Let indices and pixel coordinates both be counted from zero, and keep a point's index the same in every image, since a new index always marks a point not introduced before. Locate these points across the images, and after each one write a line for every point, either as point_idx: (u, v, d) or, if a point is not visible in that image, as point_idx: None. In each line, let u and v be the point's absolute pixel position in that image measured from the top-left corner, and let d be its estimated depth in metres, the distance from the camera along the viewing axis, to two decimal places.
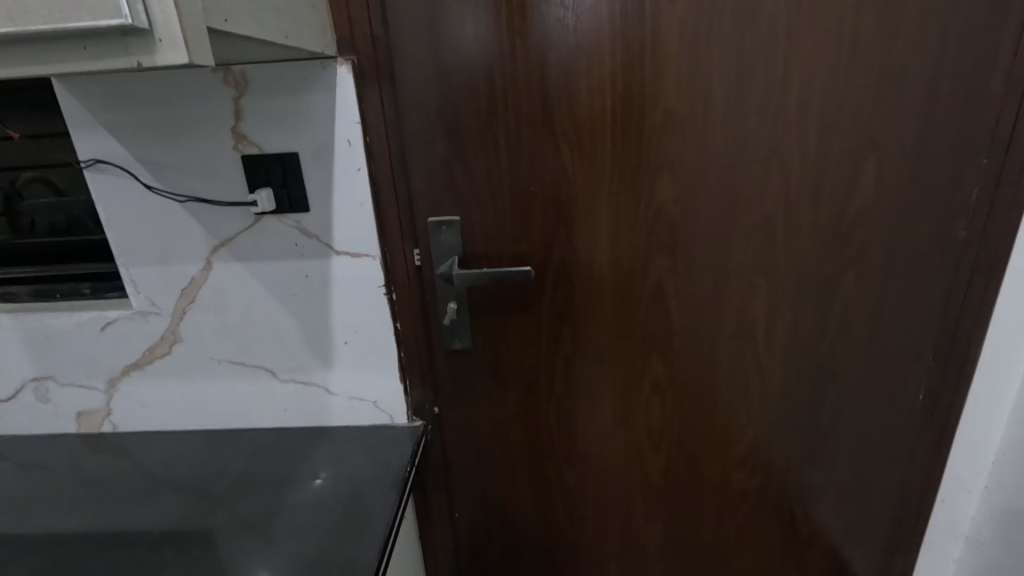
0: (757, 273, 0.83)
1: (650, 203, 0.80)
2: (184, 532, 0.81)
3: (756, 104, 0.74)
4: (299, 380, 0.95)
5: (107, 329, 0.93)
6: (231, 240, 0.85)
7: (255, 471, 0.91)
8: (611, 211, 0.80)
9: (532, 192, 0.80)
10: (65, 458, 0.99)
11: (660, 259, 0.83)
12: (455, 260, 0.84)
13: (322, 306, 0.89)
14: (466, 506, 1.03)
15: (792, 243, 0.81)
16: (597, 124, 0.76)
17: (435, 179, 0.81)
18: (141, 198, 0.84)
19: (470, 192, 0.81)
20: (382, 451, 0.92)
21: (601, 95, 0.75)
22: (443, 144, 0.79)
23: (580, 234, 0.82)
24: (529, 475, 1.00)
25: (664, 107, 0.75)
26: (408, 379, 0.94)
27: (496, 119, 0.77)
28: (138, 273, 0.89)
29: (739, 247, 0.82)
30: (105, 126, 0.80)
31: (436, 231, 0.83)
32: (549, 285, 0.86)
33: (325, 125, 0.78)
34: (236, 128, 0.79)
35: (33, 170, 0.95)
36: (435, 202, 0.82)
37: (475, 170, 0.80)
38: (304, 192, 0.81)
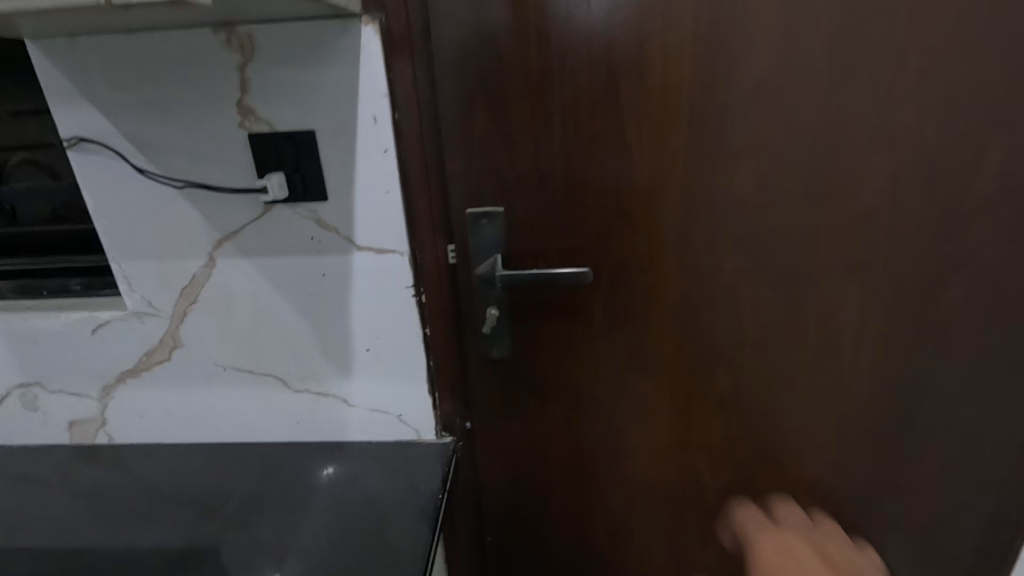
0: (847, 276, 0.71)
1: (728, 193, 0.68)
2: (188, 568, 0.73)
3: (863, 74, 0.62)
4: (314, 391, 0.84)
5: (98, 331, 0.83)
6: (238, 233, 0.74)
7: (266, 492, 0.82)
8: (680, 203, 0.68)
9: (589, 179, 0.68)
10: (58, 471, 0.90)
11: (734, 257, 0.71)
12: (497, 259, 0.72)
13: (340, 309, 0.78)
14: (497, 530, 0.93)
15: (892, 241, 0.69)
16: (670, 97, 0.64)
17: (474, 163, 0.69)
18: (134, 183, 0.73)
19: (515, 178, 0.69)
20: (408, 472, 0.82)
21: (676, 63, 0.62)
22: (485, 121, 0.67)
23: (642, 228, 0.70)
24: (569, 498, 0.89)
25: (751, 78, 0.62)
26: (436, 391, 0.83)
27: (547, 90, 0.65)
28: (132, 270, 0.78)
29: (829, 246, 0.70)
30: (90, 98, 0.69)
31: (475, 224, 0.71)
32: (602, 287, 0.74)
33: (346, 97, 0.66)
34: (242, 100, 0.67)
35: (18, 150, 0.84)
36: (474, 191, 0.70)
37: (522, 153, 0.68)
38: (321, 177, 0.70)
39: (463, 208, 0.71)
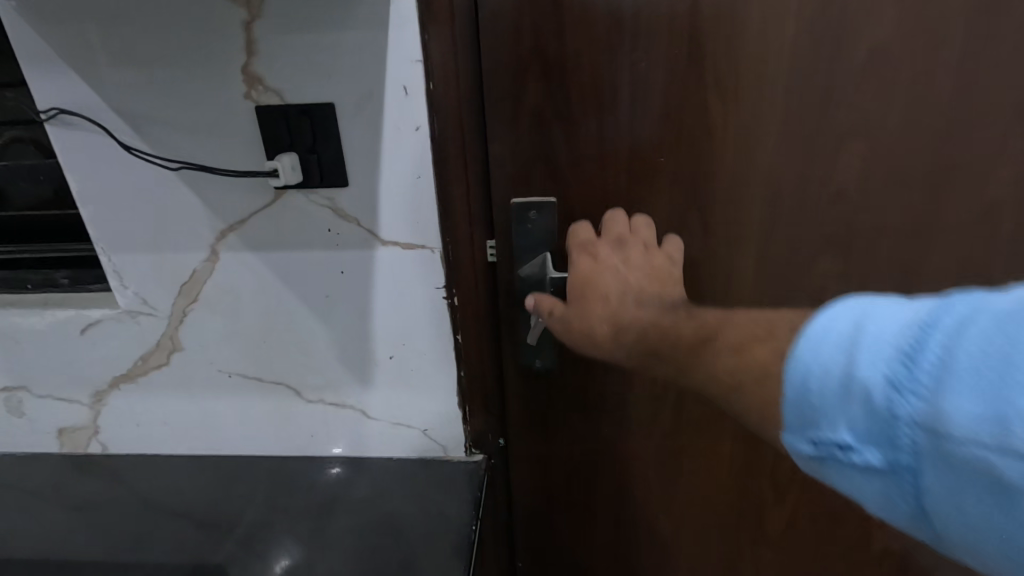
0: (960, 283, 0.60)
1: (827, 186, 0.57)
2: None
3: (1008, 40, 0.50)
4: (329, 402, 0.75)
5: (87, 331, 0.74)
6: (244, 223, 0.64)
7: (276, 512, 0.74)
8: (767, 196, 0.58)
9: (657, 163, 0.57)
10: (49, 483, 0.81)
11: (825, 260, 0.60)
12: (546, 258, 0.62)
13: (360, 311, 0.68)
14: (530, 556, 0.83)
15: (1016, 243, 0.58)
16: (765, 65, 0.53)
17: (523, 144, 0.59)
18: (122, 163, 0.63)
19: (570, 163, 0.59)
20: (435, 496, 0.73)
21: (775, 25, 0.51)
22: (536, 95, 0.56)
23: (718, 224, 0.59)
24: (613, 523, 0.80)
25: (867, 44, 0.51)
26: (467, 404, 0.73)
27: (612, 57, 0.54)
28: (123, 263, 0.68)
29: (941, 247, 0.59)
30: (69, 62, 0.59)
31: (520, 218, 0.61)
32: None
33: (372, 63, 0.55)
34: (248, 67, 0.57)
35: None
36: (521, 177, 0.60)
37: (580, 132, 0.57)
38: (341, 158, 0.60)
39: (506, 198, 0.61)
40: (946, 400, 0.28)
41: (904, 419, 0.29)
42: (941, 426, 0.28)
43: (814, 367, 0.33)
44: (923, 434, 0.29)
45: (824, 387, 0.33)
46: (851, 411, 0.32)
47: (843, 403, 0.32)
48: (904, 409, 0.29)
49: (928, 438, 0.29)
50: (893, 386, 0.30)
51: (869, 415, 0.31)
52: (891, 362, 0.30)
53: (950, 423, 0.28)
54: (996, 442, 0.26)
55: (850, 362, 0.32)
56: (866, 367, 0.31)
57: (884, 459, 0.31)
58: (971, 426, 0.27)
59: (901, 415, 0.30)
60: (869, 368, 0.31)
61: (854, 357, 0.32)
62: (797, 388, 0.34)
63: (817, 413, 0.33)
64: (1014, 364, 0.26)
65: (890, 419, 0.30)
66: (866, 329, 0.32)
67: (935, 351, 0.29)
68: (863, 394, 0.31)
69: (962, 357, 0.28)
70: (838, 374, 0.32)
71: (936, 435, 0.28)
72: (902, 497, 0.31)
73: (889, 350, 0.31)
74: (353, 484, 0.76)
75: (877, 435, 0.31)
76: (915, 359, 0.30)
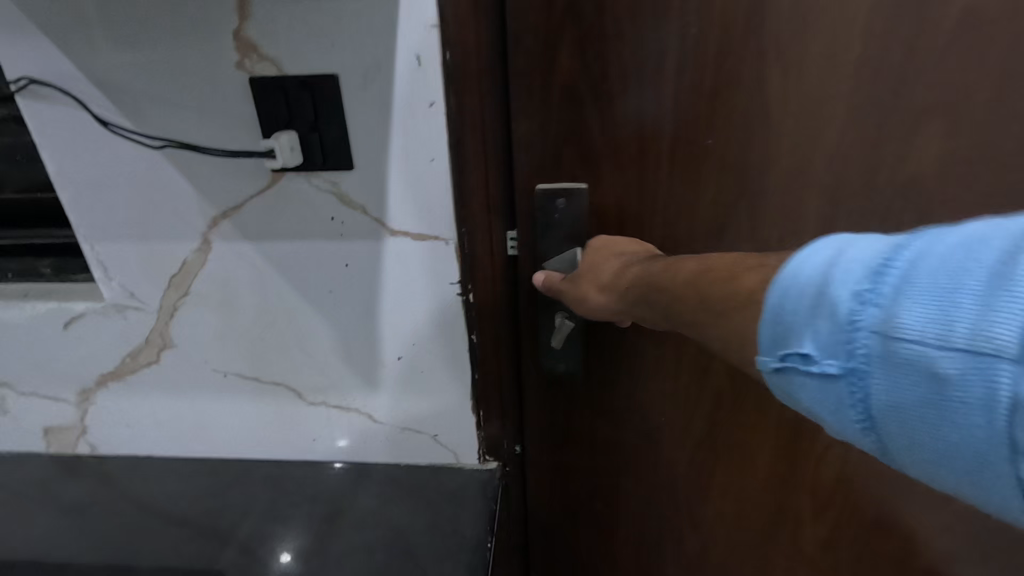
0: None
1: (884, 170, 0.52)
2: None
3: None
4: (332, 405, 0.69)
5: (72, 326, 0.68)
6: (238, 211, 0.58)
7: (278, 514, 0.69)
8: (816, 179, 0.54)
9: (704, 146, 0.54)
10: (34, 485, 0.76)
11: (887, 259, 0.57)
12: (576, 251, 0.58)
13: (366, 307, 0.62)
14: (545, 562, 0.80)
15: None
16: (825, 40, 0.49)
17: (554, 121, 0.54)
18: (102, 141, 0.56)
19: (602, 143, 0.55)
20: (447, 508, 0.68)
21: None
22: (570, 66, 0.52)
23: (770, 214, 0.55)
24: (636, 534, 0.75)
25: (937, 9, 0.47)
26: (482, 410, 0.67)
27: (652, 24, 0.50)
28: (107, 251, 0.62)
29: None
30: (40, 26, 0.52)
31: (548, 205, 0.57)
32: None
33: (381, 29, 0.49)
34: (240, 32, 0.50)
35: None
36: (552, 162, 0.56)
37: (619, 111, 0.54)
38: (345, 137, 0.53)
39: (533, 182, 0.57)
40: (905, 306, 0.28)
41: (863, 327, 0.29)
42: (897, 331, 0.28)
43: (792, 285, 0.32)
44: (880, 341, 0.28)
45: (798, 302, 0.32)
46: (817, 323, 0.31)
47: (812, 318, 0.31)
48: (865, 317, 0.29)
49: (883, 344, 0.28)
50: (858, 297, 0.29)
51: (833, 327, 0.30)
52: (862, 276, 0.30)
53: (907, 328, 0.27)
54: (944, 342, 0.26)
55: (823, 277, 0.31)
56: (838, 282, 0.30)
57: (837, 368, 0.30)
58: (924, 329, 0.27)
59: (861, 323, 0.29)
60: (841, 283, 0.30)
61: (831, 274, 0.31)
62: (773, 305, 0.33)
63: (785, 327, 0.32)
64: (973, 273, 0.26)
65: (850, 328, 0.29)
66: (846, 249, 0.31)
67: (902, 265, 0.29)
68: (832, 307, 0.30)
69: (927, 270, 0.28)
70: (809, 289, 0.32)
71: (891, 340, 0.28)
72: (847, 408, 0.30)
73: (861, 266, 0.30)
74: (361, 492, 0.70)
75: (838, 346, 0.30)
76: (885, 273, 0.29)
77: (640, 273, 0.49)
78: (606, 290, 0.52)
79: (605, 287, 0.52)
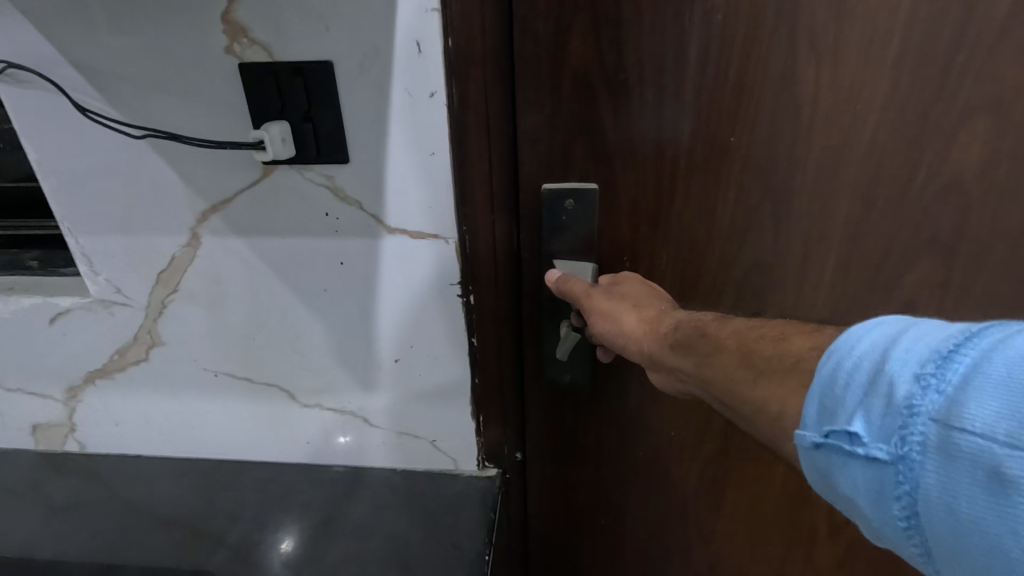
0: None
1: (920, 175, 0.51)
2: None
3: None
4: (327, 407, 0.67)
5: (57, 322, 0.65)
6: (228, 204, 0.55)
7: (274, 513, 0.68)
8: (835, 176, 0.52)
9: (726, 147, 0.51)
10: (23, 484, 0.74)
11: (922, 268, 0.55)
12: (591, 267, 0.57)
13: (362, 308, 0.59)
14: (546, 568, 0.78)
15: None
16: (853, 38, 0.47)
17: (563, 116, 0.52)
18: (84, 130, 0.53)
19: (615, 138, 0.52)
20: (444, 517, 0.65)
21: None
22: (582, 54, 0.49)
23: (797, 219, 0.54)
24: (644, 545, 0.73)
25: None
26: (482, 415, 0.65)
27: (668, 11, 0.47)
28: (92, 245, 0.59)
29: None
30: (16, 4, 0.49)
31: (554, 206, 0.55)
32: (709, 283, 0.58)
33: (379, 12, 0.46)
34: (229, 14, 0.47)
35: None
36: (561, 162, 0.54)
37: (634, 109, 0.51)
38: (340, 129, 0.50)
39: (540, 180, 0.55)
40: (972, 396, 0.25)
41: (920, 413, 0.26)
42: (960, 422, 0.25)
43: (845, 358, 0.30)
44: (939, 431, 0.25)
45: (850, 376, 0.30)
46: (868, 402, 0.28)
47: (863, 396, 0.29)
48: (923, 402, 0.26)
49: (941, 434, 0.25)
50: (918, 379, 0.27)
51: (886, 408, 0.27)
52: (924, 359, 0.27)
53: (972, 420, 0.25)
54: (1015, 441, 0.23)
55: (880, 354, 0.29)
56: (896, 362, 0.28)
57: (886, 455, 0.27)
58: (993, 424, 0.24)
59: (918, 409, 0.26)
60: (899, 363, 0.28)
61: (890, 352, 0.29)
62: (823, 377, 0.31)
63: (832, 402, 0.30)
64: None
65: (905, 413, 0.27)
66: (910, 330, 0.29)
67: (971, 352, 0.26)
68: (887, 387, 0.28)
69: (1001, 360, 0.25)
70: (864, 364, 0.29)
71: (953, 432, 0.25)
72: (893, 503, 0.27)
73: (924, 349, 0.28)
74: (358, 499, 0.68)
75: (889, 431, 0.27)
76: (950, 357, 0.27)
77: (695, 322, 0.46)
78: (645, 322, 0.49)
79: (645, 319, 0.50)
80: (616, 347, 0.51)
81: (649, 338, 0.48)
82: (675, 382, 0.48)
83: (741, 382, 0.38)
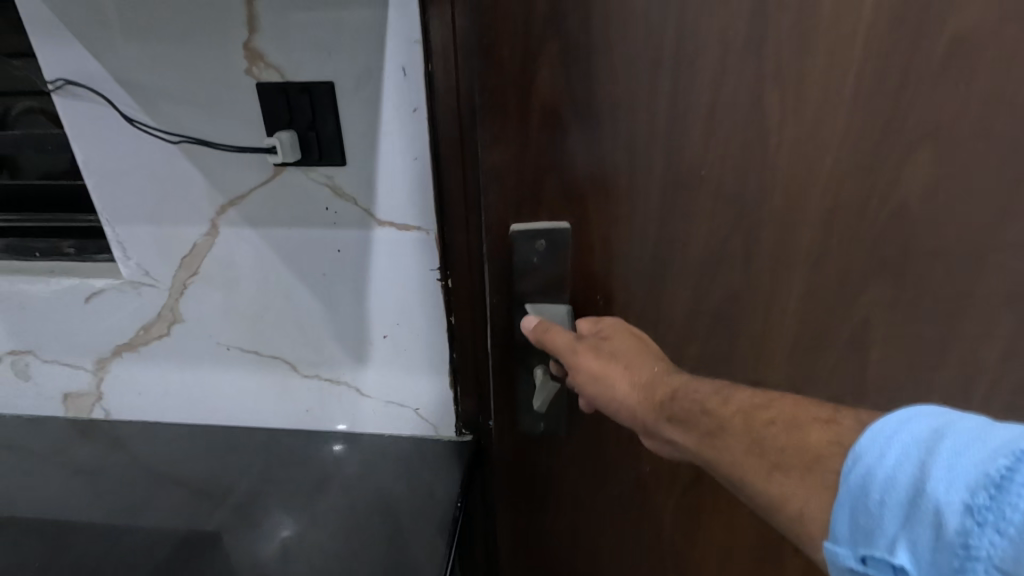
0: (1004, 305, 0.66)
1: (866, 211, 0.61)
2: (186, 544, 0.69)
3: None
4: (324, 377, 0.76)
5: (91, 301, 0.75)
6: (244, 198, 0.65)
7: (271, 480, 0.76)
8: (777, 212, 0.61)
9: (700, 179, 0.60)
10: (54, 447, 0.84)
11: (870, 290, 0.65)
12: (563, 309, 0.65)
13: (356, 291, 0.69)
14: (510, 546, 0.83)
15: None
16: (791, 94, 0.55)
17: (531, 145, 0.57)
18: (125, 137, 0.64)
19: (588, 181, 0.59)
20: (424, 473, 0.75)
21: (826, 25, 0.53)
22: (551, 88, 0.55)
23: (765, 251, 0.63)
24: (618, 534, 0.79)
25: (900, 57, 0.54)
26: (459, 387, 0.74)
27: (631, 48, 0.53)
28: (126, 234, 0.70)
29: (988, 277, 0.65)
30: (74, 32, 0.59)
31: (525, 243, 0.62)
32: (680, 313, 0.67)
33: (372, 45, 0.56)
34: (250, 43, 0.57)
35: (31, 98, 0.75)
36: (534, 188, 0.59)
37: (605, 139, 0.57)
38: (338, 137, 0.60)
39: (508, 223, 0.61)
40: None
41: (976, 555, 0.31)
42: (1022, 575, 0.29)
43: (879, 469, 0.37)
44: None
45: (888, 492, 0.36)
46: (916, 529, 0.34)
47: (910, 520, 0.34)
48: (979, 543, 0.31)
49: None
50: (968, 513, 0.31)
51: (935, 539, 0.33)
52: (972, 488, 0.32)
53: None
54: None
55: (923, 478, 0.34)
56: (938, 487, 0.33)
57: None
58: None
59: (974, 549, 0.31)
60: (945, 490, 0.33)
61: (934, 478, 0.34)
62: (857, 485, 0.38)
63: (878, 521, 0.36)
64: None
65: (960, 551, 0.31)
66: (944, 444, 0.35)
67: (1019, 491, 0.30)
68: (930, 514, 0.33)
69: None
70: (907, 483, 0.35)
71: None
72: None
73: (971, 474, 0.33)
74: (348, 467, 0.77)
75: (941, 566, 0.32)
76: (1001, 489, 0.31)
77: (685, 392, 0.54)
78: (639, 389, 0.57)
79: (641, 389, 0.57)
80: (614, 412, 0.59)
81: (647, 409, 0.56)
82: (666, 448, 0.55)
83: (757, 475, 0.45)
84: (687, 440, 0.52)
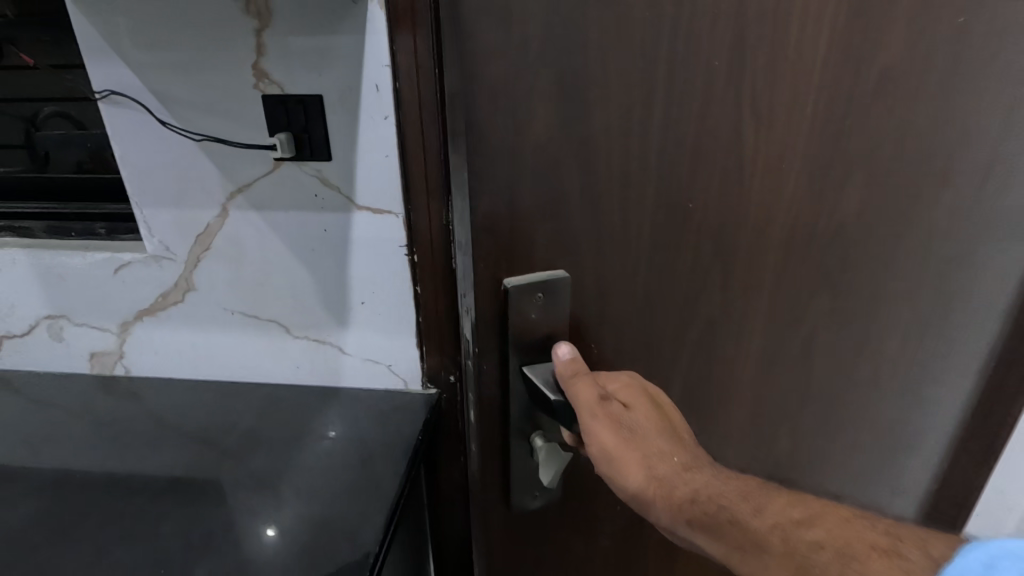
0: (892, 305, 0.82)
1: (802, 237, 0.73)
2: (188, 476, 0.83)
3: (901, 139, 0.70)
4: (313, 338, 0.92)
5: (120, 271, 0.91)
6: (250, 186, 0.81)
7: (264, 431, 0.90)
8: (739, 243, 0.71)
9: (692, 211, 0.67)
10: (80, 397, 0.99)
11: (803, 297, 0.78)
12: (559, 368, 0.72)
13: (339, 264, 0.85)
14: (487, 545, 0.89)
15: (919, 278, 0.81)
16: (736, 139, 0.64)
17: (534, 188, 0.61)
18: (155, 136, 0.80)
19: None
20: (393, 416, 0.91)
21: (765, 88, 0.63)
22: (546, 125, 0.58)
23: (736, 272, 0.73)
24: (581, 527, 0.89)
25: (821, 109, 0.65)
26: (425, 345, 0.90)
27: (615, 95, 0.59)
28: (152, 216, 0.85)
29: (885, 283, 0.80)
30: (118, 53, 0.75)
31: (527, 298, 0.67)
32: (664, 334, 0.75)
33: (354, 66, 0.72)
34: (258, 64, 0.74)
35: (58, 104, 0.92)
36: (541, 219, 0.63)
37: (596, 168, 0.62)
38: (326, 138, 0.76)
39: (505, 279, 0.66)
40: None
41: None
42: None
43: None
44: None
45: None
46: None
47: None
48: None
49: None
50: None
51: None
52: None
53: None
54: None
55: None
56: None
57: None
58: None
59: None
60: None
61: None
62: None
63: None
64: None
65: None
66: None
67: None
68: None
69: None
70: None
71: None
72: None
73: None
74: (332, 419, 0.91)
75: None
76: None
77: (702, 498, 0.64)
78: (659, 488, 0.67)
79: (661, 485, 0.67)
80: (632, 495, 0.69)
81: (666, 503, 0.66)
82: (680, 537, 0.66)
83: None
84: (707, 538, 0.62)
